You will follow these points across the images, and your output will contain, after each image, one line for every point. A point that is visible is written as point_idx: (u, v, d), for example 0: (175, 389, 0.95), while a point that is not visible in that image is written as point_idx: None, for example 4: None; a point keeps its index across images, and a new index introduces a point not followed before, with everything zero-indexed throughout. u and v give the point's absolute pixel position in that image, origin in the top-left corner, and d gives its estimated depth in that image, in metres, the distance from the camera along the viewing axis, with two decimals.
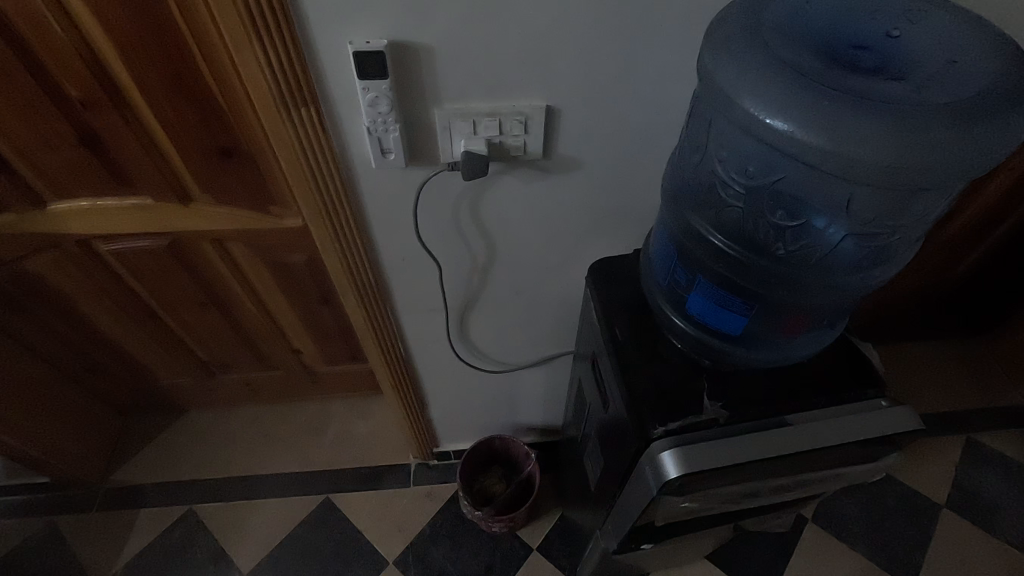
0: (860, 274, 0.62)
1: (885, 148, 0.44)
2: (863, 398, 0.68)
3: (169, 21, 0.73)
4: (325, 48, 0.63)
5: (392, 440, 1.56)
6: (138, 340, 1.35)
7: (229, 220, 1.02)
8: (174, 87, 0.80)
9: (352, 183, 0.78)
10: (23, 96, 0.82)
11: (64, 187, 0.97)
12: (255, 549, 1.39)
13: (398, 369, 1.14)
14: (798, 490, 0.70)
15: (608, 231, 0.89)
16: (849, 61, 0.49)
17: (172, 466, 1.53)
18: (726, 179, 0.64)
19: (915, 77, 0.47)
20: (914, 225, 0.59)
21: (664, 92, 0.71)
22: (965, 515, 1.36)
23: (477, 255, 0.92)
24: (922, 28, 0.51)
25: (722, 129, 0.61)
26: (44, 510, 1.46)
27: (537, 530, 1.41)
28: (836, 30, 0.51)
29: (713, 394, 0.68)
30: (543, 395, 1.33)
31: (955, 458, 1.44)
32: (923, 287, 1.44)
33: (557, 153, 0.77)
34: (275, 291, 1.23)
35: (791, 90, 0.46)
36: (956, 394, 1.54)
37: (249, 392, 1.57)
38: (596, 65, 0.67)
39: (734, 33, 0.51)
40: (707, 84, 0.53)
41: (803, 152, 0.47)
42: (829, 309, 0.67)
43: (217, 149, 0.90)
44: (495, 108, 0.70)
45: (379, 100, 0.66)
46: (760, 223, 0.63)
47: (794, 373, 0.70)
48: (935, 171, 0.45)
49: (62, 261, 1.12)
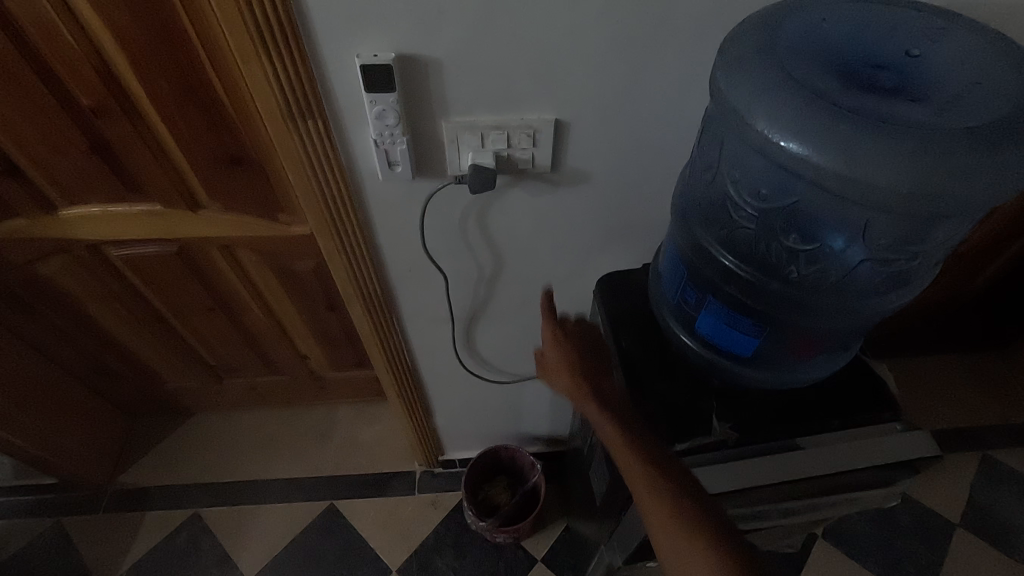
0: (877, 297, 0.60)
1: (905, 174, 0.42)
2: (877, 421, 0.67)
3: (179, 32, 0.72)
4: (333, 62, 0.63)
5: (397, 446, 1.55)
6: (146, 344, 1.36)
7: (238, 227, 1.02)
8: (185, 96, 0.80)
9: (359, 194, 0.77)
10: (37, 105, 0.83)
11: (76, 194, 0.98)
12: (259, 554, 1.39)
13: (403, 377, 1.13)
14: (809, 515, 0.69)
15: (616, 244, 0.88)
16: (867, 81, 0.48)
17: (177, 469, 1.53)
18: (737, 201, 0.61)
19: (936, 98, 0.46)
20: (936, 250, 0.57)
21: (677, 106, 0.69)
22: (979, 534, 1.33)
23: (484, 266, 0.91)
24: (943, 47, 0.49)
25: (735, 147, 0.59)
26: (50, 511, 1.47)
27: (541, 541, 1.40)
28: (853, 49, 0.50)
29: (720, 414, 0.67)
30: (549, 405, 1.31)
31: (970, 475, 1.41)
32: (940, 302, 1.41)
33: (566, 167, 0.76)
34: (282, 297, 1.23)
35: (806, 110, 0.45)
36: (970, 410, 1.51)
37: (255, 396, 1.57)
38: (606, 81, 0.66)
39: (747, 52, 0.49)
40: (718, 101, 0.52)
41: (818, 176, 0.46)
42: (844, 332, 0.65)
43: (227, 157, 0.90)
44: (502, 121, 0.70)
45: (386, 113, 0.65)
46: (772, 246, 0.61)
47: (806, 395, 0.68)
48: (958, 198, 0.43)
49: (73, 266, 1.13)
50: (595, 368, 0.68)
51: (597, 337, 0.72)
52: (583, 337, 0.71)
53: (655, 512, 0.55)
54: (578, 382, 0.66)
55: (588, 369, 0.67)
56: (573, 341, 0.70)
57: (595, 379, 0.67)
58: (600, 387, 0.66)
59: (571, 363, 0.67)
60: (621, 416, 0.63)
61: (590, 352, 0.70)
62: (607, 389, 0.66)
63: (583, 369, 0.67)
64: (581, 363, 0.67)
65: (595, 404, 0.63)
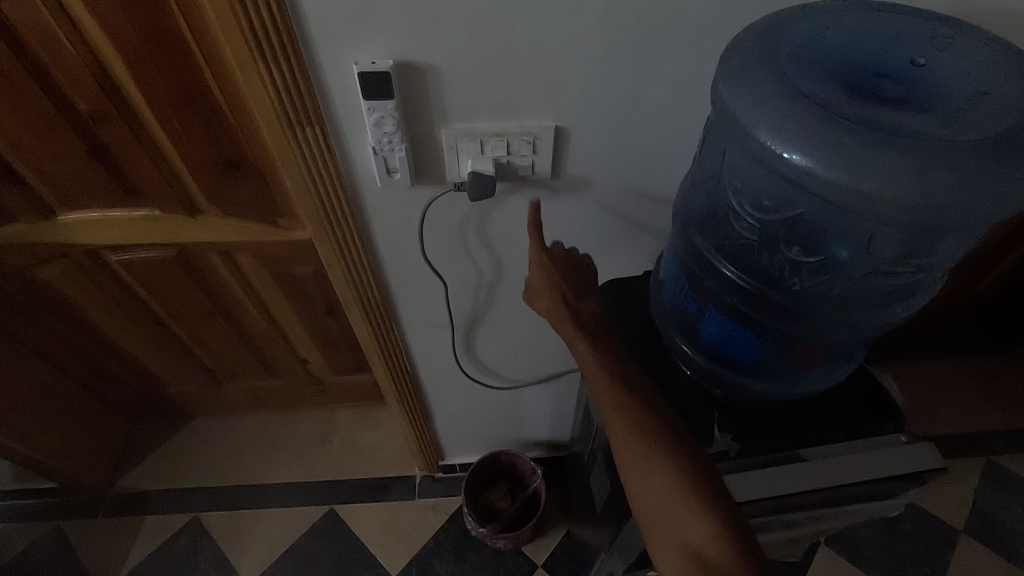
0: (881, 308, 0.59)
1: (911, 187, 0.41)
2: (881, 432, 0.66)
3: (177, 38, 0.72)
4: (331, 69, 0.62)
5: (397, 451, 1.55)
6: (146, 348, 1.35)
7: (237, 232, 1.02)
8: (183, 102, 0.80)
9: (358, 201, 0.77)
10: (35, 111, 0.83)
11: (75, 199, 0.97)
12: (258, 559, 1.39)
13: (403, 383, 1.12)
14: (813, 526, 0.68)
15: (617, 251, 0.87)
16: (871, 91, 0.47)
17: (177, 473, 1.53)
18: (738, 212, 0.61)
19: (942, 108, 0.45)
20: (942, 262, 0.56)
21: (678, 113, 0.68)
22: (984, 541, 1.32)
23: (484, 272, 0.90)
24: (949, 56, 0.48)
25: (736, 156, 0.58)
26: (50, 515, 1.46)
27: (541, 547, 1.39)
28: (856, 58, 0.49)
29: (723, 425, 0.66)
30: (550, 411, 1.30)
31: (975, 481, 1.40)
32: (943, 307, 1.40)
33: (567, 173, 0.75)
34: (282, 302, 1.22)
35: (809, 122, 0.44)
36: (975, 416, 1.50)
37: (255, 400, 1.56)
38: (607, 88, 0.66)
39: (748, 61, 0.48)
40: (720, 111, 0.51)
41: (823, 188, 0.45)
42: (848, 344, 0.64)
43: (225, 163, 0.89)
44: (501, 128, 0.69)
45: (384, 120, 0.65)
46: (773, 258, 0.60)
47: (809, 406, 0.67)
48: (963, 211, 0.42)
49: (72, 271, 1.12)
50: (577, 293, 0.71)
51: (584, 268, 0.75)
52: (569, 266, 0.74)
53: (656, 526, 0.54)
54: (557, 303, 0.69)
55: (570, 292, 0.71)
56: (558, 266, 0.73)
57: (576, 303, 0.70)
58: (581, 311, 0.69)
59: (554, 285, 0.71)
60: (597, 337, 0.67)
61: (573, 278, 0.73)
62: (586, 314, 0.69)
63: (565, 292, 0.71)
64: (564, 287, 0.71)
65: (572, 325, 0.67)
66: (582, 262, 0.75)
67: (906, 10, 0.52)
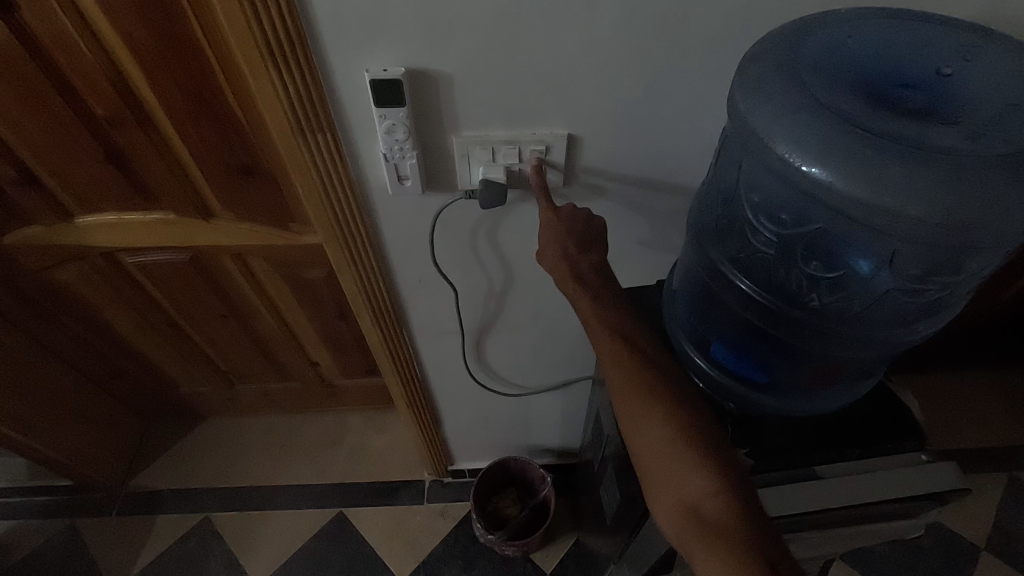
0: (904, 327, 0.57)
1: (933, 204, 0.40)
2: (901, 451, 0.64)
3: (191, 42, 0.72)
4: (343, 75, 0.62)
5: (407, 455, 1.54)
6: (159, 349, 1.36)
7: (250, 236, 1.02)
8: (197, 107, 0.80)
9: (369, 207, 0.76)
10: (51, 112, 0.83)
11: (91, 202, 0.98)
12: (268, 560, 1.39)
13: (412, 388, 1.12)
14: (829, 545, 0.67)
15: (628, 259, 0.86)
16: (895, 103, 0.45)
17: (188, 473, 1.54)
18: (756, 226, 0.59)
19: (970, 120, 0.43)
20: (971, 280, 0.53)
21: (694, 121, 0.67)
22: (1005, 559, 1.28)
23: (495, 280, 0.90)
24: (976, 66, 0.47)
25: (752, 171, 0.57)
26: (65, 513, 1.48)
27: (551, 555, 1.38)
28: (879, 67, 0.48)
29: (735, 439, 0.64)
30: (561, 418, 1.30)
31: (997, 499, 1.36)
32: (969, 320, 1.36)
33: (580, 180, 0.74)
34: (293, 305, 1.22)
35: (829, 135, 0.43)
36: (996, 429, 1.46)
37: (266, 402, 1.57)
38: (620, 94, 0.64)
39: (767, 71, 0.47)
40: (738, 122, 0.50)
41: (843, 202, 0.44)
42: (866, 361, 0.62)
43: (238, 167, 0.89)
44: (514, 135, 0.68)
45: (396, 127, 0.64)
46: (791, 272, 0.58)
47: (828, 422, 0.65)
48: (991, 230, 0.41)
49: (88, 272, 1.13)
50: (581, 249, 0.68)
51: (588, 231, 0.70)
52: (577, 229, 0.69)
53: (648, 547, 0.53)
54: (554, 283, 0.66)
55: (572, 244, 0.67)
56: (564, 228, 0.68)
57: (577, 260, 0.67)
58: (578, 270, 0.66)
59: (554, 245, 0.67)
60: (602, 295, 0.64)
61: (576, 238, 0.68)
62: (584, 274, 0.66)
63: (564, 252, 0.66)
64: (560, 249, 0.67)
65: (576, 290, 0.64)
66: (592, 218, 0.70)
67: (930, 18, 0.50)
